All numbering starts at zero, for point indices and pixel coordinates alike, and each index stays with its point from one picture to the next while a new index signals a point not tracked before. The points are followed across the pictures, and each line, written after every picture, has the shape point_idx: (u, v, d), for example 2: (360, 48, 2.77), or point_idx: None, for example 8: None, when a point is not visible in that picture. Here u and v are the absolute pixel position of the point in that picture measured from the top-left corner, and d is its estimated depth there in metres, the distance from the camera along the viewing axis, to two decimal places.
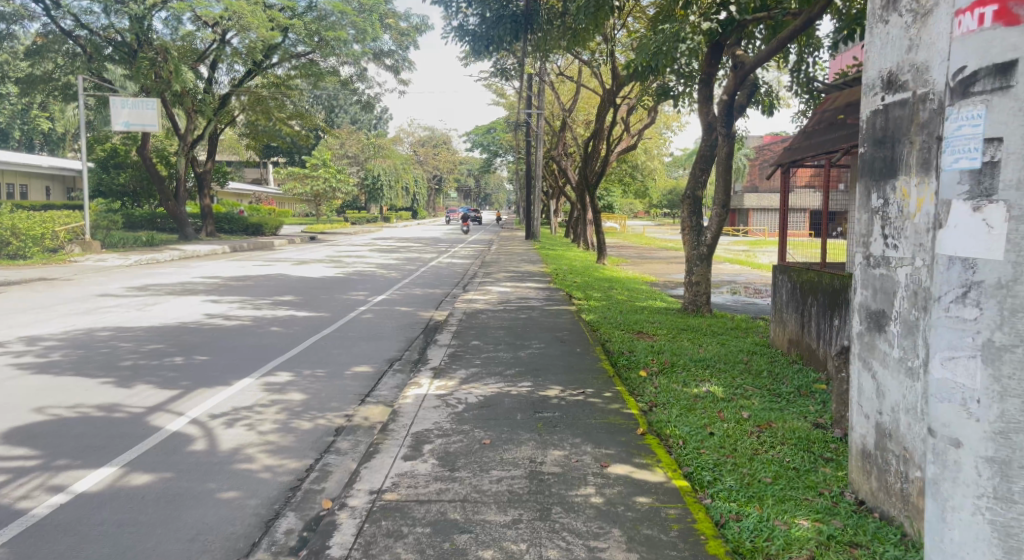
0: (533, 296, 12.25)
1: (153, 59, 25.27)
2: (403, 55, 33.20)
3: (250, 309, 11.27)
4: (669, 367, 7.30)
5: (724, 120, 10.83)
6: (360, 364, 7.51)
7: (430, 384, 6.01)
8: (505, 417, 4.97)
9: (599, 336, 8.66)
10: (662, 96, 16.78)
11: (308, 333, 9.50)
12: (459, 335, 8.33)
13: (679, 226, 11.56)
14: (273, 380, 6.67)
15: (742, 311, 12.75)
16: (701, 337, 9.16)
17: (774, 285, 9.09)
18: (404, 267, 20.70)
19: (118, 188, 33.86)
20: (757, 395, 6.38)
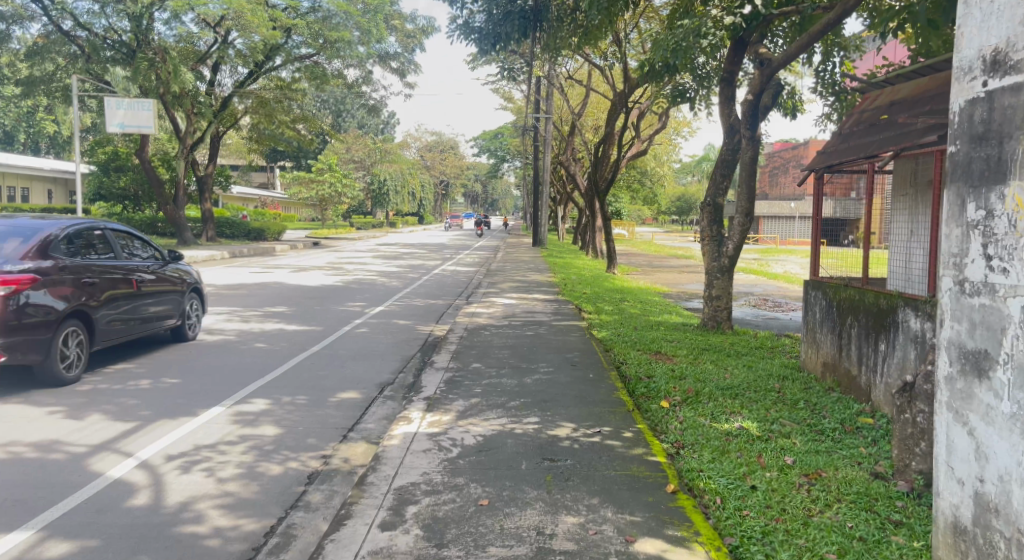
0: (540, 310, 11.44)
1: (153, 59, 24.51)
2: (408, 57, 32.55)
3: (237, 322, 10.51)
4: (693, 396, 6.50)
5: (748, 120, 10.04)
6: (347, 389, 6.71)
7: (422, 419, 5.21)
8: (507, 467, 4.18)
9: (613, 358, 7.88)
10: (676, 98, 15.99)
11: (295, 350, 8.73)
12: (458, 355, 7.54)
13: (698, 235, 10.77)
14: (245, 410, 5.88)
15: (765, 327, 11.90)
16: (726, 360, 8.34)
17: (806, 303, 8.27)
18: (407, 275, 19.94)
19: (118, 191, 33.25)
20: (797, 432, 5.56)
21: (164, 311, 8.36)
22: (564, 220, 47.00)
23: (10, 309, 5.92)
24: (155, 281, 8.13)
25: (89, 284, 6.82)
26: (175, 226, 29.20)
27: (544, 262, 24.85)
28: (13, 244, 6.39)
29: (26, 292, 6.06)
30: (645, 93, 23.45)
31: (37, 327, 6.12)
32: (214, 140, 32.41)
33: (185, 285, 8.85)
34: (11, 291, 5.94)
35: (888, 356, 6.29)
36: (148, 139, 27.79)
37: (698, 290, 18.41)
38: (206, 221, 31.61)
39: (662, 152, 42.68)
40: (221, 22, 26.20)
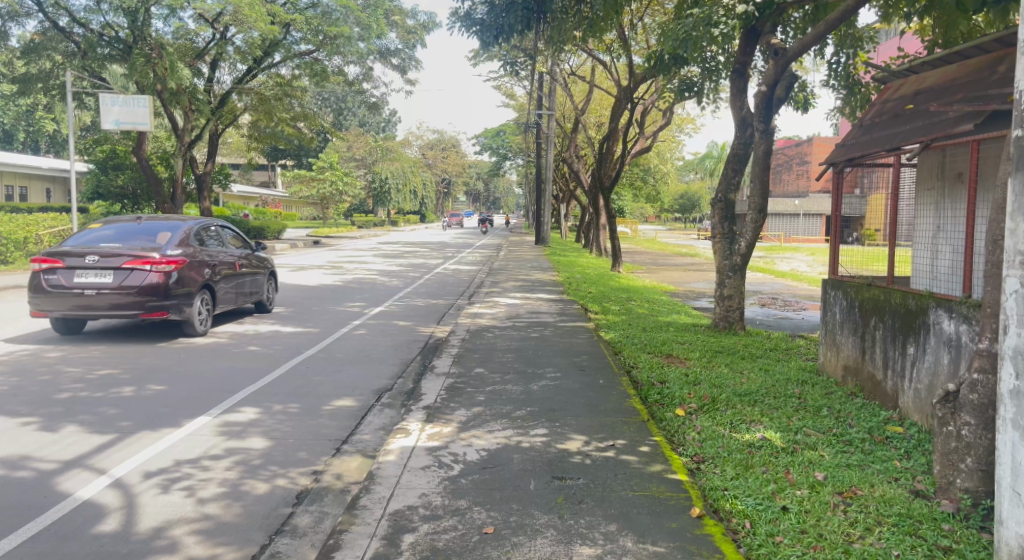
0: (545, 310, 11.08)
1: (150, 55, 24.05)
2: (409, 54, 32.16)
3: (230, 324, 10.14)
4: (710, 404, 6.13)
5: (762, 113, 9.67)
6: (342, 396, 6.33)
7: (421, 431, 4.82)
8: (514, 487, 3.80)
9: (623, 361, 7.51)
10: (683, 92, 15.58)
11: (291, 353, 8.36)
12: (460, 360, 7.16)
13: (709, 231, 10.38)
14: (233, 420, 5.51)
15: (778, 327, 11.51)
16: (740, 363, 7.98)
17: (824, 303, 7.89)
18: (408, 274, 19.56)
19: (116, 190, 32.89)
20: (824, 443, 5.18)
21: (253, 288, 10.99)
22: (567, 217, 46.56)
23: (169, 282, 8.56)
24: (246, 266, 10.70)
25: (212, 266, 9.45)
26: None
27: (548, 261, 24.48)
28: (162, 236, 8.99)
29: (179, 270, 8.68)
30: (650, 88, 23.07)
31: (184, 294, 8.76)
32: (213, 137, 32.02)
33: (265, 269, 11.45)
34: (170, 269, 8.58)
35: (917, 361, 5.92)
36: (145, 137, 27.36)
37: (706, 288, 18.00)
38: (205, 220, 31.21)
39: (665, 148, 42.26)
40: (219, 18, 25.83)
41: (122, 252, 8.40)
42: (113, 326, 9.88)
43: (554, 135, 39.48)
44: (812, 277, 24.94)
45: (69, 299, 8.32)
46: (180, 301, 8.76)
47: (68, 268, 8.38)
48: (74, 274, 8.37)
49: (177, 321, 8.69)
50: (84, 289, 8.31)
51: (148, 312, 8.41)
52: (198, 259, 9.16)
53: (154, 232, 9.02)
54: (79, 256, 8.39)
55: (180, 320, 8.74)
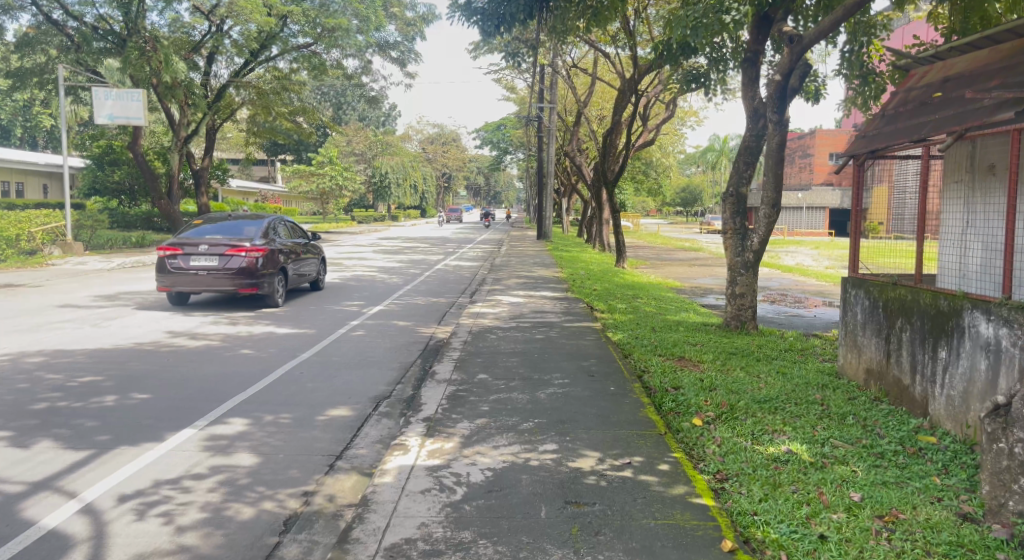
0: (549, 309, 10.72)
1: (144, 48, 23.56)
2: (409, 47, 31.74)
3: (224, 325, 9.77)
4: (728, 412, 5.76)
5: (776, 104, 9.28)
6: (338, 405, 5.97)
7: (421, 448, 4.46)
8: (523, 515, 3.44)
9: (633, 365, 7.15)
10: (690, 83, 15.20)
11: (285, 357, 8.01)
12: (462, 364, 6.81)
13: (720, 227, 10.02)
14: (220, 433, 5.14)
15: (790, 326, 11.15)
16: (755, 365, 7.62)
17: (844, 303, 7.50)
18: (408, 271, 19.19)
19: (113, 185, 32.58)
20: (855, 457, 4.81)
21: (309, 270, 13.74)
22: (568, 212, 46.22)
23: (257, 264, 11.24)
24: (305, 252, 13.32)
25: (284, 251, 12.16)
26: (170, 221, 28.41)
27: (550, 256, 24.15)
28: (249, 230, 11.67)
29: (265, 255, 11.38)
30: (654, 80, 22.70)
31: (269, 274, 11.50)
32: (210, 132, 31.60)
33: (316, 253, 14.17)
34: (258, 255, 11.26)
35: (949, 367, 5.55)
36: (140, 132, 26.91)
37: (713, 285, 17.63)
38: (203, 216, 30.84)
39: (667, 142, 41.84)
40: (215, 11, 25.43)
41: (224, 243, 11.11)
42: (209, 299, 12.61)
43: (556, 129, 39.03)
44: (818, 271, 24.56)
45: (185, 278, 11.00)
46: (266, 279, 11.48)
47: (185, 255, 11.08)
48: (189, 258, 11.09)
49: (262, 294, 11.35)
50: (197, 270, 11.02)
51: (244, 287, 11.11)
52: (275, 247, 11.79)
53: (241, 226, 11.61)
54: (193, 245, 11.11)
55: (264, 294, 11.40)
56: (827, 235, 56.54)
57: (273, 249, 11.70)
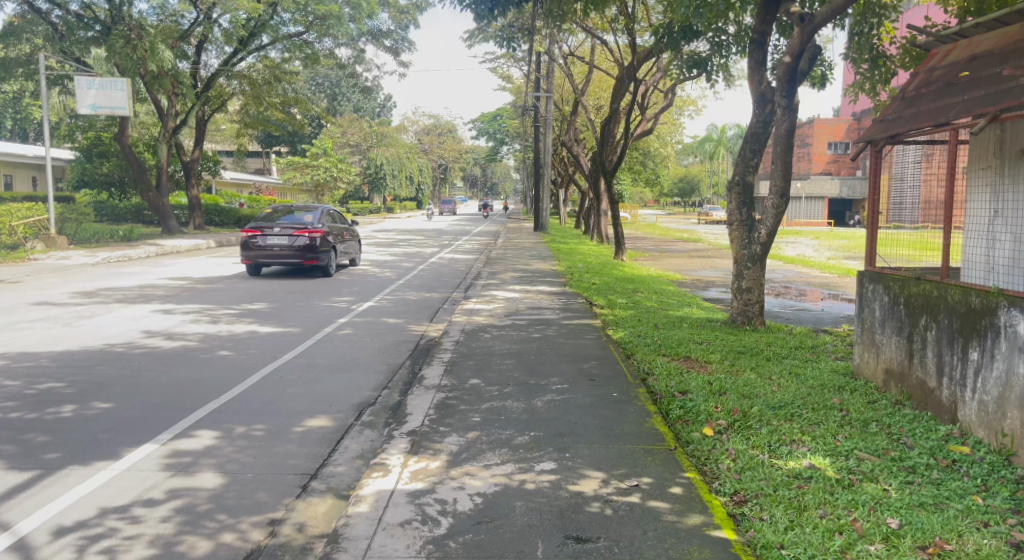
0: (547, 305, 10.25)
1: (130, 36, 22.79)
2: (402, 35, 31.13)
3: (204, 324, 9.29)
4: (740, 420, 5.31)
5: (784, 88, 8.77)
6: (318, 414, 5.51)
7: (403, 468, 3.99)
8: (517, 554, 2.97)
9: (636, 367, 6.68)
10: (692, 68, 14.65)
11: (267, 358, 7.53)
12: (453, 367, 6.35)
13: (725, 218, 9.53)
14: (183, 449, 4.66)
15: (798, 321, 10.70)
16: (765, 365, 7.17)
17: (861, 298, 7.03)
18: (401, 264, 18.73)
19: (102, 178, 32.01)
20: (884, 472, 4.35)
21: (351, 250, 17.34)
22: (566, 202, 45.63)
23: (316, 243, 14.88)
24: (347, 234, 16.90)
25: (334, 234, 15.81)
26: (158, 214, 27.75)
27: (547, 248, 23.65)
28: (308, 217, 15.31)
29: (321, 236, 15.00)
30: (653, 67, 22.16)
31: (325, 250, 15.10)
32: (200, 123, 30.98)
33: (354, 237, 17.73)
34: (317, 236, 14.90)
35: (982, 370, 5.09)
36: (128, 123, 26.24)
37: (713, 277, 17.20)
38: (193, 209, 30.19)
39: (665, 131, 41.30)
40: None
41: (292, 226, 14.76)
42: (192, 295, 12.11)
43: (553, 119, 38.46)
44: (820, 262, 24.10)
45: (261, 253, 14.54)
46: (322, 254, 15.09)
47: (263, 235, 14.70)
48: (266, 238, 14.69)
49: (320, 265, 15.00)
50: (271, 247, 14.60)
51: (307, 259, 14.73)
52: (328, 230, 15.42)
53: (303, 216, 15.27)
54: (268, 227, 14.72)
55: (321, 265, 15.02)
56: (826, 225, 56.17)
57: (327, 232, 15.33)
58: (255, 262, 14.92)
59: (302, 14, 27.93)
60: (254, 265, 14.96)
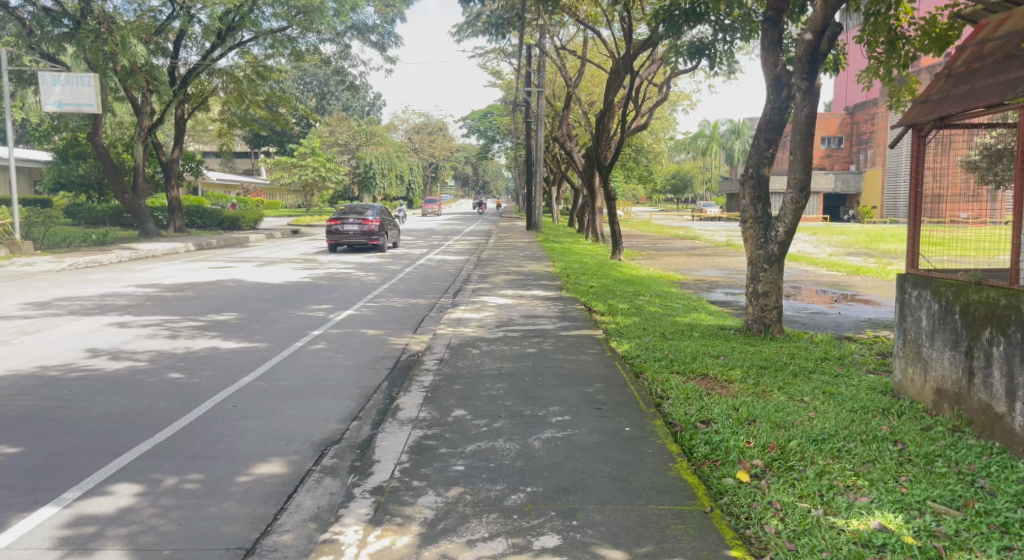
0: (542, 312, 9.34)
1: (99, 30, 21.54)
2: (388, 29, 30.15)
3: (160, 338, 8.34)
4: (779, 459, 4.38)
5: (805, 68, 7.87)
6: (272, 458, 4.57)
7: (361, 548, 3.04)
8: None
9: (648, 389, 5.75)
10: (695, 56, 13.71)
11: (222, 381, 6.57)
12: (436, 393, 5.43)
13: (739, 216, 8.63)
14: (90, 512, 3.71)
15: (816, 326, 9.82)
16: (793, 383, 6.25)
17: (904, 307, 6.11)
18: (387, 266, 17.83)
19: (79, 180, 30.95)
20: (974, 535, 3.42)
21: (393, 236, 24.32)
22: (559, 200, 44.60)
23: (376, 228, 21.93)
24: (391, 223, 23.92)
25: (385, 224, 22.84)
26: (135, 217, 26.63)
27: (541, 248, 22.74)
28: (369, 212, 22.43)
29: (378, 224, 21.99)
30: (649, 58, 21.32)
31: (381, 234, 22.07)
32: (180, 121, 29.90)
33: (394, 228, 24.68)
34: (376, 224, 21.96)
35: None
36: (101, 122, 25.06)
37: (718, 277, 16.36)
38: (173, 211, 29.08)
39: (659, 127, 40.55)
40: None
41: (360, 218, 21.87)
42: (156, 304, 11.18)
43: (544, 114, 37.56)
44: (825, 258, 23.29)
45: (339, 236, 21.54)
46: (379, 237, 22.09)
47: (341, 224, 21.79)
48: (342, 226, 21.75)
49: (378, 245, 22.05)
50: (346, 232, 21.65)
51: (371, 240, 21.74)
52: (383, 220, 22.51)
53: (366, 210, 22.40)
54: (345, 219, 21.84)
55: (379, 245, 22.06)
56: (822, 220, 55.60)
57: (382, 222, 22.44)
58: (334, 243, 21.94)
59: (284, 7, 26.85)
60: (334, 245, 22.00)
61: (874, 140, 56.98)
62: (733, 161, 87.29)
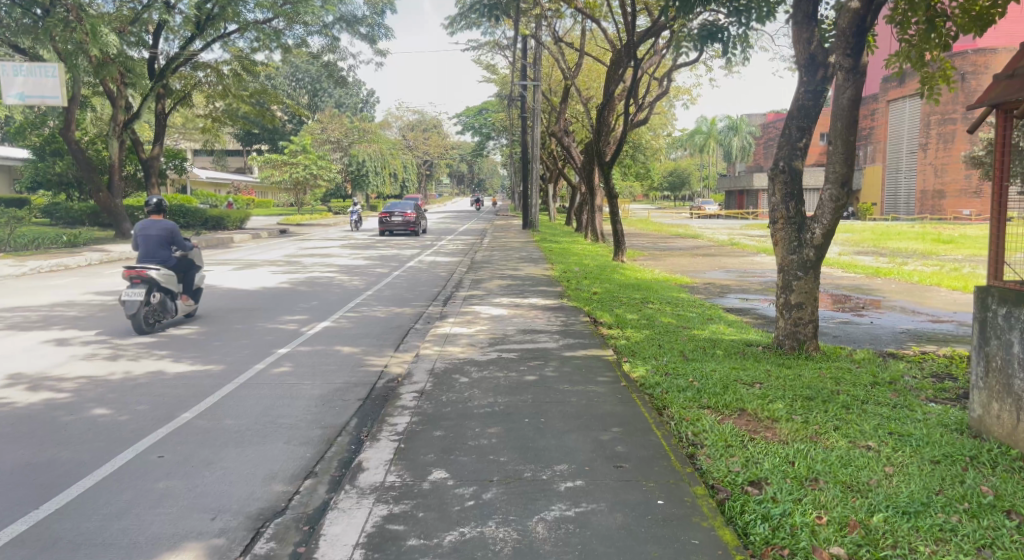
0: (542, 326, 8.19)
1: (68, 19, 20.29)
2: (377, 21, 28.94)
3: (99, 359, 7.17)
4: (867, 545, 3.21)
5: (849, 41, 6.74)
6: (185, 545, 3.40)
7: None
8: None
9: (676, 434, 4.62)
10: (706, 41, 12.53)
11: (155, 417, 5.39)
12: (412, 445, 4.28)
13: (768, 216, 7.51)
14: None
15: (851, 339, 8.71)
16: (848, 421, 5.11)
17: (988, 328, 4.96)
18: (374, 269, 16.70)
19: (56, 177, 29.76)
20: None
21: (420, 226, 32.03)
22: (555, 199, 43.41)
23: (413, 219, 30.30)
24: (422, 216, 32.42)
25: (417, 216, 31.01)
26: (111, 217, 25.32)
27: (537, 248, 21.60)
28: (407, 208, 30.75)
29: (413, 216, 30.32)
30: (651, 49, 20.22)
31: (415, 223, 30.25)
32: (159, 117, 28.67)
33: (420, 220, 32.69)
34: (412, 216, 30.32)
35: None
36: (72, 118, 23.74)
37: (727, 279, 15.25)
38: (153, 211, 27.77)
39: (658, 124, 39.61)
40: None
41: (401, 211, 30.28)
42: (111, 315, 9.98)
43: (541, 109, 36.48)
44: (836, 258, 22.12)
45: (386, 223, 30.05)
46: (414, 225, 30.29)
47: (388, 215, 30.25)
48: (390, 217, 30.27)
49: (415, 231, 30.46)
50: (393, 221, 30.22)
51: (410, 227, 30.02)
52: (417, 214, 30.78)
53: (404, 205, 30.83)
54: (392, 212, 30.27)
55: (416, 231, 30.54)
56: None
57: (418, 214, 31.02)
58: (384, 229, 30.37)
59: None
60: (384, 230, 30.44)
61: (874, 136, 54.98)
62: (731, 158, 86.33)
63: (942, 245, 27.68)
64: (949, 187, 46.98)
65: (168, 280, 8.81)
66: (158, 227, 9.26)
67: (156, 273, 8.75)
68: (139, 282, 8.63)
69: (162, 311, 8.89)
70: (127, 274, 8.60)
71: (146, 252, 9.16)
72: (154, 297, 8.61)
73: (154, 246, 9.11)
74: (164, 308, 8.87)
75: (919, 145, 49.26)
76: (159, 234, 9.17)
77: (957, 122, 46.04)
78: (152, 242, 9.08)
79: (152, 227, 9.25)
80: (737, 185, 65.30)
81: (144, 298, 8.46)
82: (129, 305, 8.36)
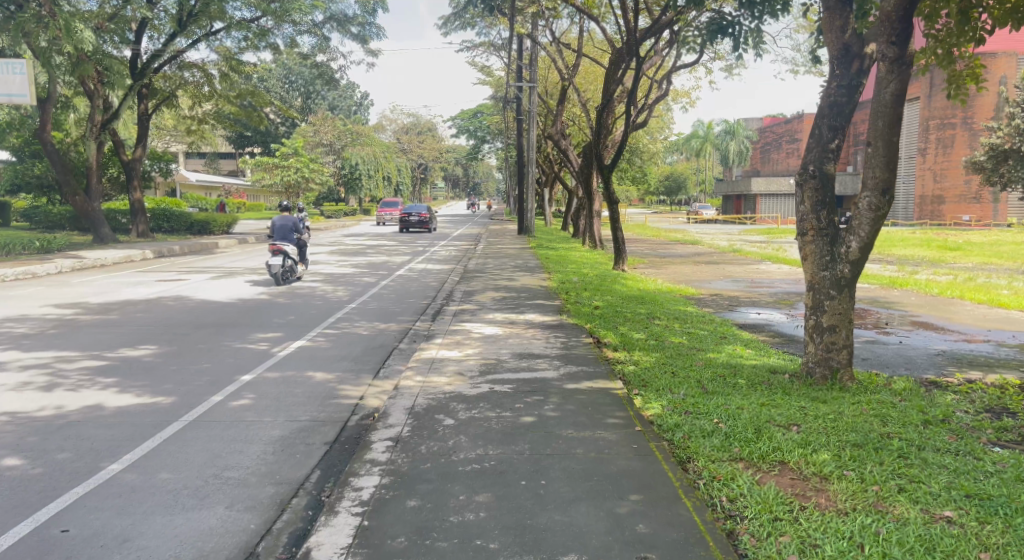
0: (540, 350, 7.31)
1: (42, 15, 19.37)
2: (369, 20, 28.05)
3: (32, 390, 6.24)
4: None
5: (894, 27, 5.90)
6: None
7: None
8: None
9: (708, 502, 3.71)
10: (715, 36, 11.58)
11: (73, 471, 4.43)
12: (374, 525, 3.35)
13: (795, 227, 6.65)
14: None
15: (881, 362, 7.87)
16: (916, 478, 4.19)
17: None
18: (361, 278, 15.80)
19: (35, 180, 28.77)
20: None
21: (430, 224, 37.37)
22: (551, 203, 42.55)
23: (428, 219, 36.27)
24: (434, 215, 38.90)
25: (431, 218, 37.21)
26: (89, 222, 24.36)
27: (533, 256, 20.67)
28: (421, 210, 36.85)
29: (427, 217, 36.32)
30: (652, 49, 19.37)
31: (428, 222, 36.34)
32: (142, 119, 27.72)
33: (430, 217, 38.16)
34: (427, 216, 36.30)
35: None
36: (48, 118, 22.72)
37: (734, 290, 14.41)
38: (135, 215, 26.83)
39: (655, 127, 38.85)
40: None
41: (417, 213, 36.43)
42: (63, 332, 9.04)
43: (538, 111, 35.61)
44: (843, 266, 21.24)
45: (405, 221, 36.48)
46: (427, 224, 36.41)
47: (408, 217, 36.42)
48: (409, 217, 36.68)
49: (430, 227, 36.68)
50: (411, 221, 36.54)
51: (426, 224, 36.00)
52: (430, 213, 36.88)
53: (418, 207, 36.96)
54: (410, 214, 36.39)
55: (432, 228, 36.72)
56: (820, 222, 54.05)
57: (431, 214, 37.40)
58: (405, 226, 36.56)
59: None
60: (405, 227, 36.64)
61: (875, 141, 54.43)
62: (728, 162, 85.76)
63: (950, 253, 27.01)
64: (948, 193, 46.38)
65: (296, 255, 14.26)
66: (288, 220, 14.65)
67: (289, 248, 14.23)
68: (278, 254, 14.10)
69: (289, 273, 14.39)
70: (272, 249, 14.04)
71: (279, 234, 14.60)
72: (287, 263, 14.07)
73: (285, 231, 14.57)
74: (291, 271, 14.37)
75: (918, 149, 48.61)
76: (289, 225, 14.61)
77: (957, 127, 45.48)
78: (282, 229, 14.50)
79: (283, 220, 14.65)
80: (734, 190, 64.61)
81: (283, 264, 13.96)
82: (274, 268, 13.86)
